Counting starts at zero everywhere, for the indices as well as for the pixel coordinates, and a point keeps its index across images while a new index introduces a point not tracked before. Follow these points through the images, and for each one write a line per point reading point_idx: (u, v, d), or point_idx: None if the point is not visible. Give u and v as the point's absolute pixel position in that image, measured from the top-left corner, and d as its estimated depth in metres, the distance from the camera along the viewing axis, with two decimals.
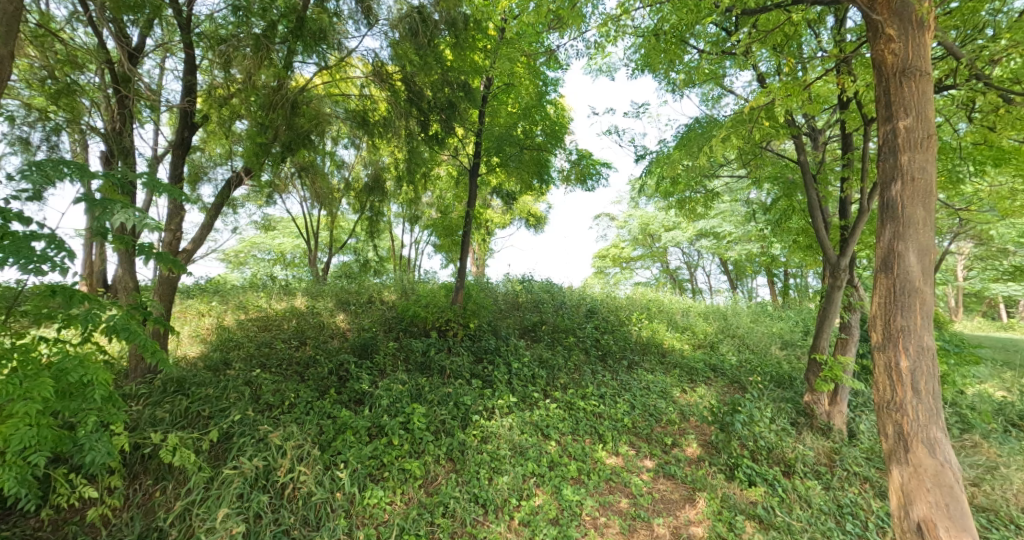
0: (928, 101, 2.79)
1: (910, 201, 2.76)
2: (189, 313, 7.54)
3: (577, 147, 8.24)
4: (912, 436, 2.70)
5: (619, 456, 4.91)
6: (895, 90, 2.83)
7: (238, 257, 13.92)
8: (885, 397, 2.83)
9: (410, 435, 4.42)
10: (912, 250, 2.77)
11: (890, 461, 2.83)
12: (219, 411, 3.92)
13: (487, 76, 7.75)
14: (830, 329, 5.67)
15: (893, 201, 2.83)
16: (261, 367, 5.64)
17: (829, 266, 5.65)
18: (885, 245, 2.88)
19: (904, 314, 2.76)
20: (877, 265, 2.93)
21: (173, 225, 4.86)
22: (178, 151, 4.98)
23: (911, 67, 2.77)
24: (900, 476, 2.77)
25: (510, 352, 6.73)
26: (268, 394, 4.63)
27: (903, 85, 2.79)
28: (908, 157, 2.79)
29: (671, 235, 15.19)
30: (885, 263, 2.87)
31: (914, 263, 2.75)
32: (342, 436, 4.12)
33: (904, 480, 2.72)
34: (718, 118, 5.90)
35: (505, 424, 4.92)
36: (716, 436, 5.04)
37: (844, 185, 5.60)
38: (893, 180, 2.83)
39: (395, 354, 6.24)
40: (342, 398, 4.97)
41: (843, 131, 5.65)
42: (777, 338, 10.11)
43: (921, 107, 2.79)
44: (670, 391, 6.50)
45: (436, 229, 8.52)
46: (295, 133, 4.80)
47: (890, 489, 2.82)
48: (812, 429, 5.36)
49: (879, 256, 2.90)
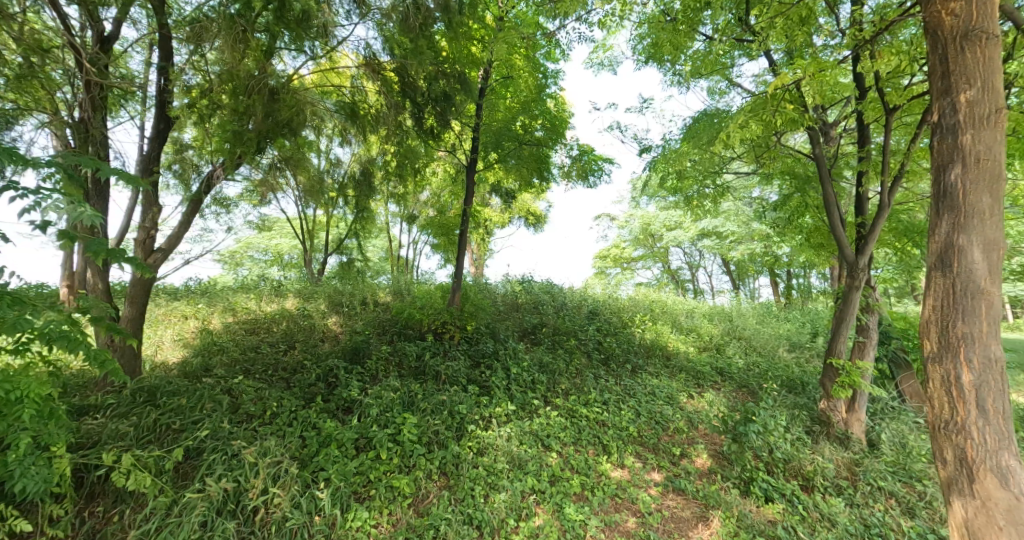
0: (996, 67, 2.47)
1: (974, 186, 2.45)
2: (173, 316, 7.22)
3: (578, 142, 7.94)
4: (979, 465, 2.43)
5: (625, 469, 4.60)
6: (954, 58, 2.53)
7: (234, 258, 13.60)
8: (944, 416, 2.55)
9: (401, 449, 4.11)
10: (976, 244, 2.47)
11: (949, 490, 2.57)
12: (191, 424, 3.65)
13: (485, 69, 7.48)
14: (847, 331, 5.34)
15: (953, 186, 2.53)
16: (244, 374, 5.32)
17: (846, 266, 5.31)
18: (942, 239, 2.59)
19: (967, 319, 2.47)
20: (932, 262, 2.63)
21: (148, 223, 4.56)
22: (155, 142, 4.69)
23: (975, 30, 2.46)
24: (964, 511, 2.49)
25: (509, 356, 6.42)
26: (248, 404, 4.33)
27: (966, 52, 2.48)
28: (971, 135, 2.49)
29: (671, 235, 15.17)
30: (942, 260, 2.57)
31: (978, 259, 2.45)
32: (325, 450, 3.82)
33: (969, 516, 2.44)
34: (729, 109, 5.58)
35: (504, 434, 4.61)
36: (728, 447, 4.73)
37: (860, 180, 5.30)
38: (953, 163, 2.53)
39: (388, 358, 5.92)
40: (329, 407, 4.68)
41: (860, 122, 5.35)
42: (785, 340, 9.80)
43: (987, 76, 2.47)
44: (676, 396, 6.20)
45: (432, 227, 8.21)
46: (278, 126, 4.49)
47: (952, 523, 2.55)
48: (829, 439, 5.05)
49: (935, 252, 2.61)
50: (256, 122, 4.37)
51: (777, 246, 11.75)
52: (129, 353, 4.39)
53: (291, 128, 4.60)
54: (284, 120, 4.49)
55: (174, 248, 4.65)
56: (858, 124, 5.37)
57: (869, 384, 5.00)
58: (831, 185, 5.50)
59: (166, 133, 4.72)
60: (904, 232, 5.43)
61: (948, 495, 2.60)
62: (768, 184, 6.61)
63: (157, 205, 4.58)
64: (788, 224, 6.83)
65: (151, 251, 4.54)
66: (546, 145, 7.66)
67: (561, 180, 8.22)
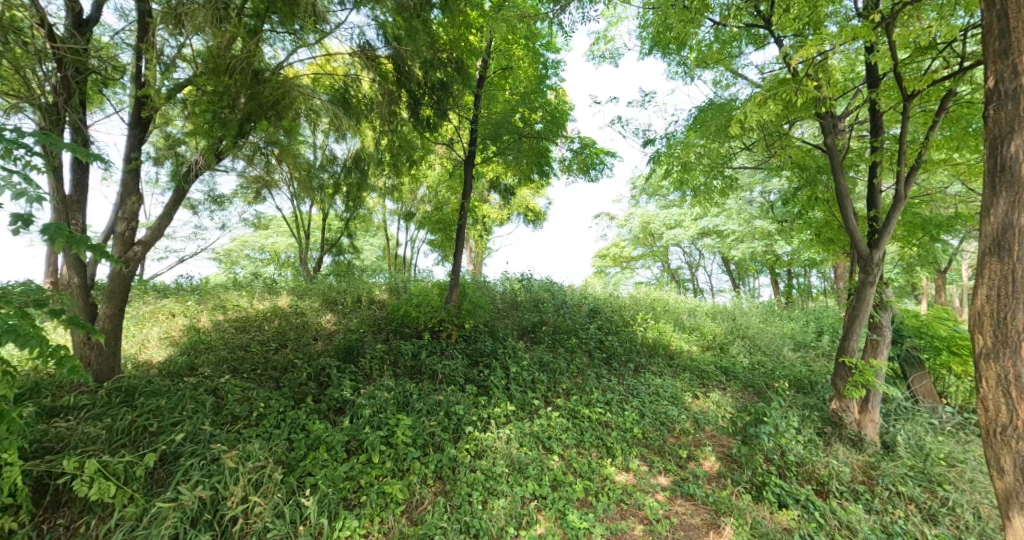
0: None
1: None
2: (161, 314, 6.98)
3: (580, 135, 7.70)
4: None
5: (630, 473, 4.38)
6: (1016, 18, 2.39)
7: (229, 257, 13.36)
8: (1001, 419, 2.41)
9: (394, 453, 3.89)
10: None
11: (1010, 504, 2.40)
12: (171, 426, 3.43)
13: (484, 58, 7.26)
14: (860, 329, 5.14)
15: (1014, 160, 2.40)
16: (231, 373, 5.08)
17: (860, 260, 5.09)
18: (998, 220, 2.46)
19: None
20: (987, 246, 2.51)
21: (127, 215, 4.31)
22: (136, 129, 4.43)
23: None
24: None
25: (508, 354, 6.20)
26: (234, 404, 4.11)
27: None
28: None
29: (671, 234, 14.69)
30: (998, 244, 2.45)
31: None
32: (313, 454, 3.59)
33: None
34: (737, 98, 5.38)
35: (503, 437, 4.40)
36: (738, 449, 4.51)
37: (874, 171, 5.10)
38: (1015, 133, 2.40)
39: (383, 357, 5.69)
40: (320, 407, 4.46)
41: (873, 111, 5.14)
42: (790, 339, 9.59)
43: None
44: (681, 396, 5.98)
45: (430, 223, 7.98)
46: (263, 110, 4.26)
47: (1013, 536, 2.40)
48: (842, 441, 4.84)
49: (989, 235, 2.49)
50: (238, 103, 4.13)
51: (779, 244, 11.58)
52: (107, 350, 4.15)
53: (277, 113, 4.37)
54: (269, 103, 4.25)
55: (154, 241, 4.42)
56: (870, 114, 5.18)
57: (883, 384, 4.82)
58: (844, 176, 5.29)
59: (148, 121, 4.45)
60: (920, 225, 5.21)
61: (1007, 513, 2.43)
62: (776, 177, 6.40)
63: (137, 195, 4.34)
64: (796, 219, 6.62)
65: (130, 244, 4.29)
66: (547, 138, 7.44)
67: (561, 175, 8.00)
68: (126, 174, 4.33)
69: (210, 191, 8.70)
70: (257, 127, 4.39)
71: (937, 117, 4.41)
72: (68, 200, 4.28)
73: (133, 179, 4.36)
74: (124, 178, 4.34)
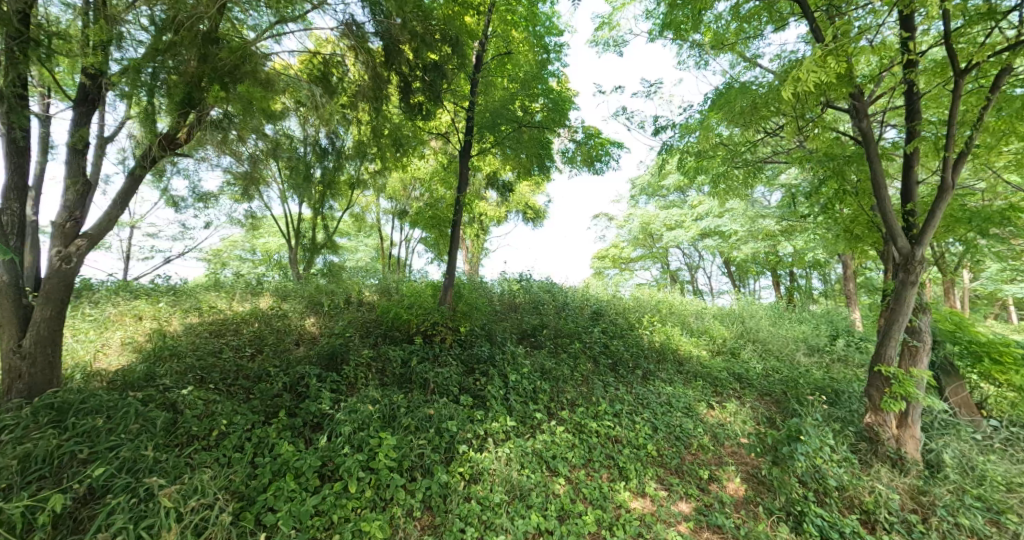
0: None
1: None
2: (127, 317, 6.39)
3: (583, 125, 7.17)
4: None
5: (646, 498, 3.92)
6: None
7: (218, 257, 12.80)
8: None
9: (376, 479, 3.35)
10: None
11: None
12: (105, 451, 2.89)
13: (482, 41, 6.74)
14: (899, 334, 4.62)
15: None
16: (197, 383, 4.52)
17: (899, 258, 4.58)
18: None
19: None
20: None
21: (70, 204, 3.72)
22: (81, 106, 3.83)
23: None
24: None
25: (506, 361, 5.64)
26: (191, 421, 3.57)
27: None
28: None
29: (671, 234, 14.06)
30: None
31: None
32: (277, 484, 3.08)
33: None
34: (762, 79, 4.89)
35: (502, 457, 3.90)
36: (768, 471, 4.02)
37: (912, 159, 4.62)
38: None
39: (369, 364, 5.13)
40: (294, 424, 3.93)
41: (912, 93, 4.65)
42: (803, 343, 9.09)
43: None
44: (696, 407, 5.46)
45: (423, 219, 7.45)
46: (219, 77, 3.64)
47: None
48: (880, 460, 4.33)
49: None
50: (186, 65, 3.55)
51: (784, 244, 11.12)
52: (43, 360, 3.62)
53: (237, 82, 3.71)
54: (226, 69, 3.63)
55: (103, 235, 3.83)
56: (904, 96, 4.73)
57: (926, 395, 4.34)
58: (879, 164, 4.77)
59: (96, 96, 3.86)
60: (963, 219, 4.73)
61: None
62: (799, 168, 5.90)
63: (83, 182, 3.77)
64: (819, 214, 6.12)
65: (72, 238, 3.68)
66: (548, 128, 6.89)
67: (563, 167, 7.48)
68: (69, 158, 3.76)
69: (200, 192, 8.24)
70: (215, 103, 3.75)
71: (989, 98, 3.96)
72: (3, 188, 3.71)
73: (79, 164, 3.80)
74: (67, 163, 3.78)
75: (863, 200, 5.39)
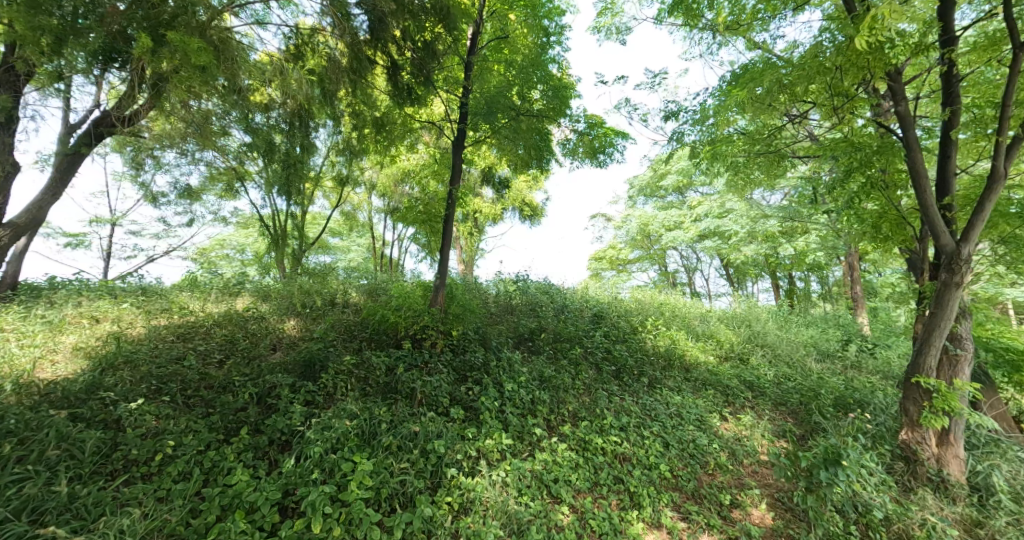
0: None
1: None
2: (85, 318, 5.81)
3: (585, 114, 6.67)
4: None
5: (662, 531, 3.45)
6: None
7: (205, 257, 12.29)
8: None
9: (347, 514, 2.85)
10: None
11: None
12: (6, 488, 2.52)
13: (476, 22, 6.25)
14: (941, 341, 4.14)
15: None
16: (151, 396, 3.96)
17: (941, 257, 4.11)
18: None
19: None
20: None
21: None
22: None
23: None
24: None
25: (502, 369, 5.11)
26: (132, 442, 3.07)
27: None
28: None
29: (671, 235, 13.48)
30: None
31: None
32: (221, 525, 2.61)
33: None
34: (787, 57, 4.43)
35: (497, 482, 3.41)
36: (799, 500, 3.56)
37: (952, 148, 4.18)
38: None
39: (350, 372, 4.58)
40: (258, 443, 3.41)
41: (952, 75, 4.22)
42: (813, 348, 8.62)
43: None
44: (709, 419, 4.96)
45: (413, 213, 6.90)
46: (153, 27, 3.28)
47: None
48: (920, 484, 3.88)
49: None
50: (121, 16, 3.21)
51: (786, 246, 10.68)
52: None
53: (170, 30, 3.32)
54: (161, 18, 3.29)
55: None
56: (941, 79, 4.29)
57: (970, 410, 3.89)
58: (915, 151, 4.30)
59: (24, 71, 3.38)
60: (1008, 215, 4.29)
61: None
62: (822, 159, 5.43)
63: None
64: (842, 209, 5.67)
65: None
66: (548, 116, 6.39)
67: (563, 159, 6.98)
68: None
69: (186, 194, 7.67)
70: (152, 64, 3.30)
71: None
72: None
73: None
74: None
75: (892, 195, 4.94)
